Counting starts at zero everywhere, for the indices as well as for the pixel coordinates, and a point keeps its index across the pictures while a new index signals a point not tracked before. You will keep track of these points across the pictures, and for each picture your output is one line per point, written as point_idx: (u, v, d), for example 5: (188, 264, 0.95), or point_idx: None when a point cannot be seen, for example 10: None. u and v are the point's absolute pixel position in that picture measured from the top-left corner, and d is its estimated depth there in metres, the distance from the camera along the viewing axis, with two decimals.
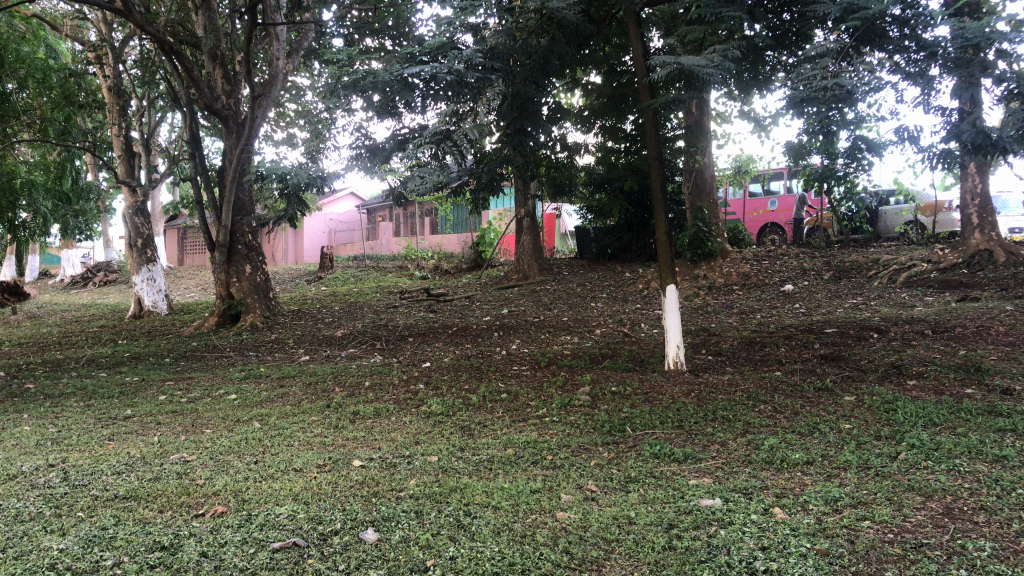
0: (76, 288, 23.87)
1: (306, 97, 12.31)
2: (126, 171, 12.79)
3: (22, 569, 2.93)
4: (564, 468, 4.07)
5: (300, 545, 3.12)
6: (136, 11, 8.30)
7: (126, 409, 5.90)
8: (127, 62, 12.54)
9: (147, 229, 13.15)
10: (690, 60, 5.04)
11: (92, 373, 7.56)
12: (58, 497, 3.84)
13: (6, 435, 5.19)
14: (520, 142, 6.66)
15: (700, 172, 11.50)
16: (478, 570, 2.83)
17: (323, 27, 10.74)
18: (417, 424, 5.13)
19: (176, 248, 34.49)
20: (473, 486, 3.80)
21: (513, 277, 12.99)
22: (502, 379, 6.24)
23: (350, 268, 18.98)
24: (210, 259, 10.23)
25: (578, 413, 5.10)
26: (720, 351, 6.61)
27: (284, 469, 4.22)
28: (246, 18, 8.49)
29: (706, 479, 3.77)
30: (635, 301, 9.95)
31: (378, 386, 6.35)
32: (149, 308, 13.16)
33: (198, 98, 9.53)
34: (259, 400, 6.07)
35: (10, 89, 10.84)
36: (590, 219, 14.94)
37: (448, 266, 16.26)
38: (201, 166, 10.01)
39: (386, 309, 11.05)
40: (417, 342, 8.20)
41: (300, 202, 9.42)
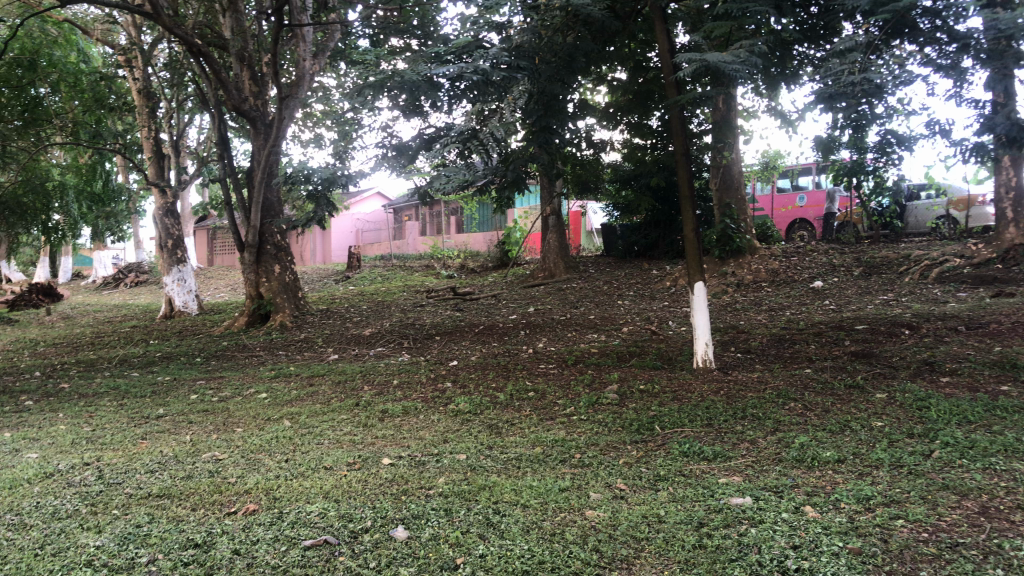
0: (109, 288, 24.21)
1: (333, 97, 12.36)
2: (155, 173, 12.92)
3: (60, 566, 2.98)
4: (593, 467, 4.05)
5: (331, 543, 3.14)
6: (164, 14, 8.38)
7: (159, 409, 5.97)
8: (156, 65, 12.68)
9: (177, 230, 13.28)
10: (715, 56, 5.00)
11: (125, 373, 7.66)
12: (93, 495, 3.89)
13: (41, 434, 5.27)
14: (546, 139, 6.54)
15: (728, 169, 11.40)
16: (508, 569, 2.84)
17: (349, 28, 10.76)
18: (445, 422, 5.16)
19: (205, 249, 34.76)
20: (502, 484, 3.81)
21: (539, 275, 12.98)
22: (529, 377, 6.25)
23: (377, 267, 19.05)
24: (239, 260, 10.33)
25: (606, 412, 5.08)
26: (749, 348, 6.57)
27: (315, 467, 4.25)
28: (272, 19, 8.55)
29: (736, 477, 3.76)
30: (662, 298, 9.88)
31: (406, 384, 6.38)
32: (179, 309, 13.28)
33: (226, 100, 9.61)
34: (289, 398, 6.12)
35: (43, 93, 11.20)
36: (616, 216, 14.87)
37: (474, 265, 16.28)
38: (230, 167, 10.09)
39: (413, 308, 11.10)
40: (444, 341, 8.22)
41: (328, 203, 9.49)
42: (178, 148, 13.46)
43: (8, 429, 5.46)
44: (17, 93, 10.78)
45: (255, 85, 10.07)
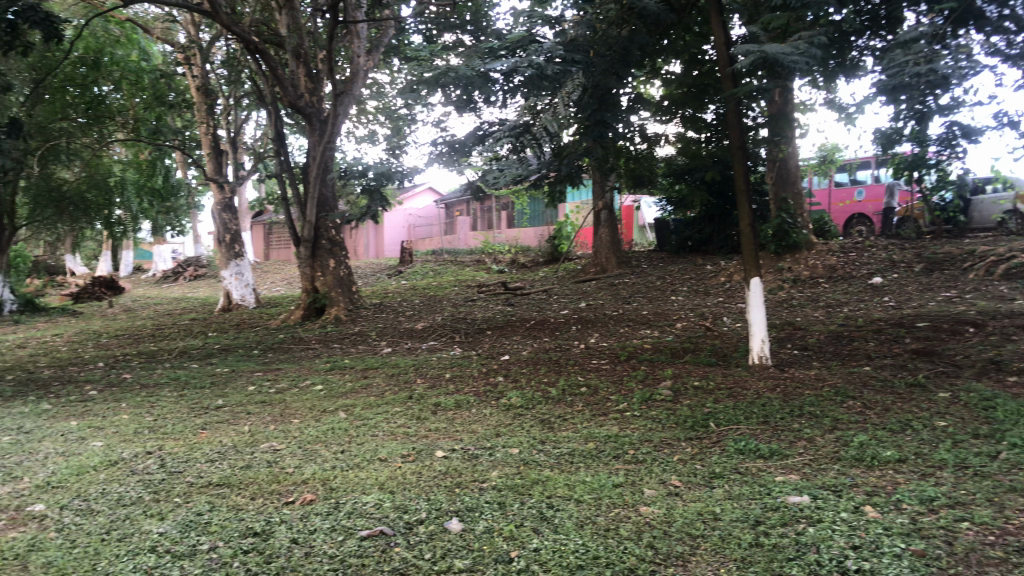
0: (168, 282, 24.76)
1: (387, 93, 12.46)
2: (214, 169, 12.85)
3: (125, 551, 3.06)
4: (647, 463, 4.03)
5: (387, 534, 3.17)
6: (223, 12, 8.54)
7: (218, 400, 6.09)
8: (215, 62, 12.82)
9: (235, 225, 13.45)
10: (775, 47, 4.94)
11: (184, 365, 7.82)
12: (156, 483, 3.99)
13: (105, 423, 5.42)
14: (600, 133, 6.52)
15: (784, 163, 11.24)
16: (563, 563, 2.83)
17: (403, 25, 10.84)
18: (497, 416, 5.18)
19: (262, 244, 35.32)
20: (555, 478, 3.81)
21: (591, 270, 12.92)
22: (581, 372, 6.23)
23: (429, 261, 19.20)
24: (295, 255, 10.46)
25: (659, 409, 5.05)
26: (806, 345, 6.46)
27: (371, 459, 4.30)
28: (328, 17, 8.66)
29: (793, 475, 3.70)
30: (717, 294, 9.77)
31: (458, 378, 6.43)
32: (237, 303, 13.53)
33: (282, 96, 9.75)
34: (345, 391, 6.20)
35: (106, 90, 12.02)
36: (670, 211, 14.75)
37: (525, 260, 16.27)
38: (286, 163, 10.24)
39: (464, 303, 11.15)
40: (496, 336, 8.24)
41: (382, 198, 9.60)
42: (236, 145, 13.67)
43: (76, 417, 5.63)
44: (82, 91, 11.72)
45: (311, 81, 10.13)
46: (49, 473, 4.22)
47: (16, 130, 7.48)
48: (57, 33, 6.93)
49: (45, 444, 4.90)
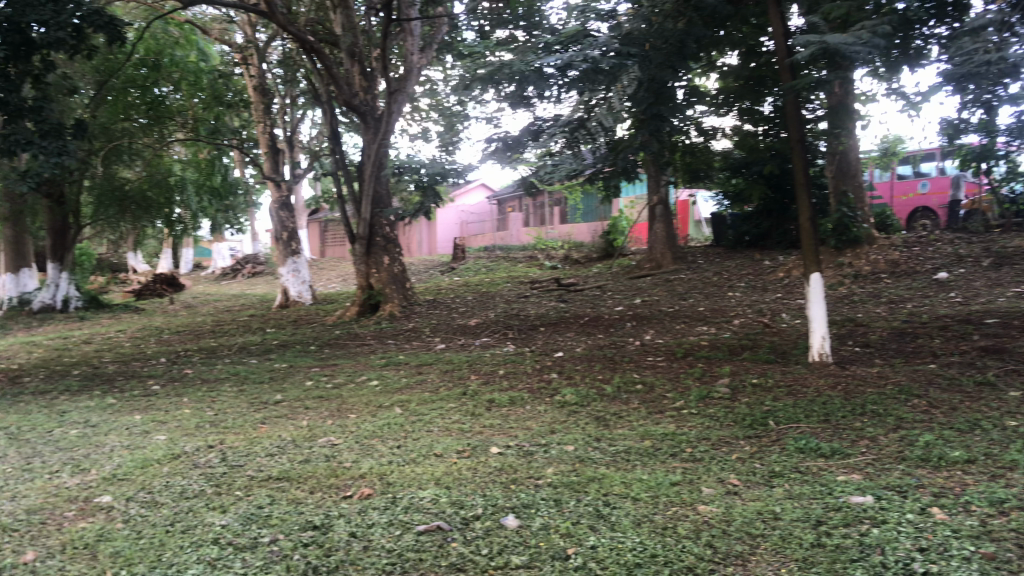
0: (227, 279, 25.23)
1: (440, 90, 12.50)
2: (271, 167, 12.99)
3: (189, 542, 3.12)
4: (704, 461, 3.98)
5: (444, 529, 3.18)
6: (279, 12, 8.65)
7: (277, 395, 6.19)
8: (271, 61, 13.00)
9: (292, 223, 13.52)
10: (836, 38, 4.83)
11: (244, 360, 7.96)
12: (218, 476, 4.06)
13: (169, 417, 5.55)
14: (657, 126, 6.64)
15: (845, 155, 11.01)
16: (620, 561, 2.81)
17: (456, 22, 10.86)
18: (551, 413, 5.16)
19: (317, 241, 35.79)
20: (612, 476, 3.78)
21: (645, 266, 12.80)
22: (637, 369, 6.18)
23: (482, 258, 19.26)
24: (350, 252, 10.56)
25: (717, 406, 4.98)
26: (868, 342, 6.31)
27: (426, 454, 4.32)
28: (381, 16, 8.72)
29: (856, 475, 3.62)
30: (775, 290, 9.62)
31: (511, 374, 6.42)
32: (294, 299, 13.74)
33: (337, 95, 9.85)
34: (400, 386, 6.25)
35: (166, 91, 12.21)
36: (725, 205, 14.55)
37: (578, 256, 16.22)
38: (341, 161, 10.37)
39: (517, 299, 11.17)
40: (550, 332, 8.22)
41: (435, 195, 9.66)
42: (292, 143, 13.84)
43: (140, 411, 5.77)
44: (142, 93, 11.92)
45: (366, 80, 10.17)
46: (115, 466, 4.32)
47: (83, 132, 7.70)
48: (121, 36, 7.11)
49: (110, 438, 5.02)
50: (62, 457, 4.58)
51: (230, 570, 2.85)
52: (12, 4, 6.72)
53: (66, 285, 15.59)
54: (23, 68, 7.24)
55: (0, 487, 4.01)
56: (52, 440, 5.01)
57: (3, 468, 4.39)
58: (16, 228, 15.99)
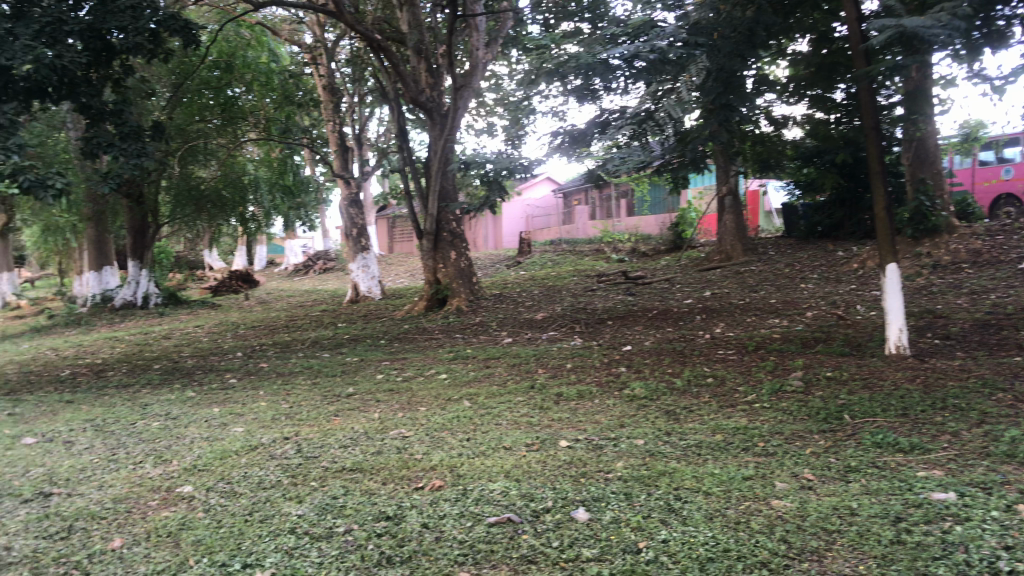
0: (299, 276, 25.74)
1: (505, 85, 12.54)
2: (340, 165, 13.21)
3: (266, 532, 3.20)
4: (778, 456, 3.91)
5: (515, 521, 3.20)
6: (347, 12, 8.78)
7: (349, 388, 6.31)
8: (339, 60, 13.20)
9: (361, 219, 13.74)
10: (913, 21, 4.68)
11: (317, 354, 8.12)
12: (294, 467, 4.16)
13: (246, 409, 5.70)
14: (726, 116, 6.59)
15: (922, 142, 10.68)
16: (692, 555, 2.79)
17: (521, 16, 10.85)
18: (621, 407, 5.14)
19: (386, 237, 36.32)
20: (683, 470, 3.75)
21: (715, 258, 12.63)
22: (707, 362, 6.11)
23: (547, 252, 19.26)
24: (418, 247, 10.68)
25: (791, 400, 4.89)
26: (949, 335, 6.12)
27: (495, 447, 4.35)
28: (447, 12, 8.78)
29: (937, 471, 3.51)
30: (849, 281, 9.40)
31: (579, 368, 6.42)
32: (364, 295, 13.94)
33: (404, 92, 9.96)
34: (468, 379, 6.31)
35: (239, 92, 12.58)
36: (797, 196, 14.27)
37: (646, 249, 16.08)
38: (409, 158, 10.49)
39: (584, 293, 11.13)
40: (617, 326, 8.18)
41: (501, 189, 9.72)
42: (360, 141, 14.03)
43: (218, 404, 5.94)
44: (216, 94, 12.34)
45: (432, 77, 10.25)
46: (195, 457, 4.46)
47: (160, 134, 7.95)
48: (195, 40, 7.33)
49: (191, 429, 5.18)
50: (145, 448, 4.75)
51: (307, 559, 2.92)
52: (94, 12, 7.00)
53: (147, 282, 16.11)
54: (104, 74, 7.52)
55: (88, 476, 4.18)
56: (136, 432, 5.20)
57: (91, 458, 4.57)
58: (99, 228, 16.61)
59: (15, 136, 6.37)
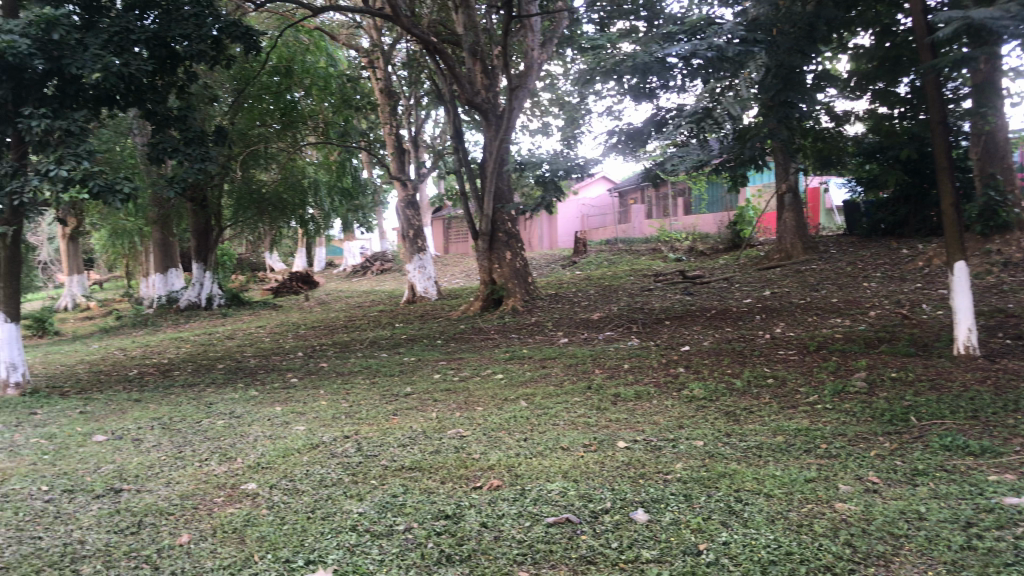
0: (357, 277, 26.07)
1: (561, 85, 12.53)
2: (397, 167, 13.33)
3: (329, 529, 3.25)
4: (841, 458, 3.84)
5: (573, 521, 3.20)
6: (403, 14, 8.85)
7: (407, 387, 6.37)
8: (396, 63, 13.32)
9: (417, 220, 13.86)
10: (980, 13, 4.55)
11: (375, 354, 8.23)
12: (354, 465, 4.22)
13: (307, 408, 5.80)
14: (786, 113, 6.86)
15: (992, 136, 10.34)
16: (754, 558, 2.75)
17: (576, 14, 10.82)
18: (679, 408, 5.10)
19: (442, 237, 36.57)
20: (743, 472, 3.70)
21: (775, 257, 12.43)
22: (767, 363, 6.02)
23: (603, 251, 19.18)
24: (474, 248, 10.73)
25: (854, 401, 4.79)
26: (1021, 334, 5.93)
27: (553, 447, 4.35)
28: (502, 13, 8.80)
29: (1009, 475, 3.41)
30: (914, 280, 9.17)
31: (637, 368, 6.38)
32: (420, 295, 14.04)
33: (460, 94, 10.02)
34: (524, 379, 6.32)
35: (299, 96, 12.78)
36: (859, 192, 13.98)
37: (703, 248, 15.92)
38: (465, 159, 10.55)
39: (641, 292, 11.05)
40: (675, 326, 8.11)
41: (557, 189, 9.72)
42: (417, 143, 14.15)
43: (280, 403, 6.05)
44: (276, 99, 12.56)
45: (487, 77, 10.28)
46: (259, 455, 4.55)
47: (223, 139, 8.11)
48: (256, 46, 7.47)
49: (254, 428, 5.29)
50: (210, 446, 4.86)
51: (368, 556, 2.96)
52: (160, 20, 7.19)
53: (210, 283, 16.49)
54: (169, 80, 7.72)
55: (156, 473, 4.29)
56: (201, 430, 5.32)
57: (158, 456, 4.70)
58: (164, 231, 17.04)
59: (85, 142, 6.58)
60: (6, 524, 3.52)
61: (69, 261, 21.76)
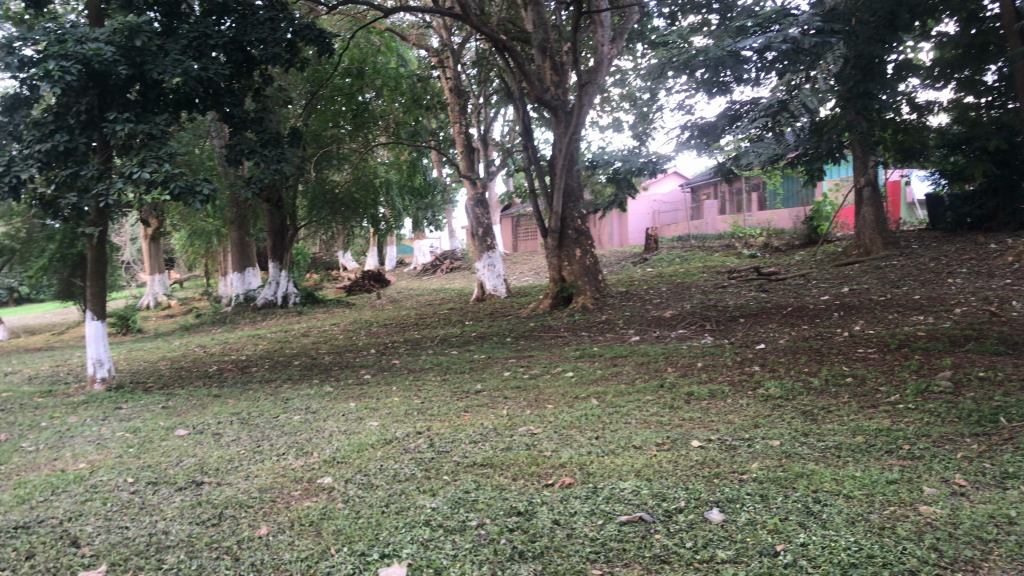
0: (427, 275, 26.34)
1: (631, 80, 12.42)
2: (467, 166, 13.40)
3: (403, 523, 3.29)
4: (925, 459, 3.71)
5: (646, 520, 3.17)
6: (472, 13, 8.88)
7: (477, 384, 6.41)
8: (465, 61, 13.37)
9: (487, 219, 13.90)
10: None
11: (446, 351, 8.29)
12: (427, 461, 4.26)
13: (380, 404, 5.89)
14: (863, 102, 7.19)
15: None
16: (833, 560, 2.68)
17: (647, 8, 10.70)
18: (755, 407, 5.00)
19: (511, 235, 36.66)
20: (821, 473, 3.61)
21: (853, 253, 12.09)
22: (846, 362, 5.85)
23: (675, 248, 18.96)
24: (544, 245, 10.72)
25: (939, 401, 4.63)
26: None
27: (625, 446, 4.31)
28: (571, 10, 8.76)
29: None
30: (1003, 276, 8.80)
31: (710, 367, 6.29)
32: (489, 293, 14.09)
33: (529, 92, 10.01)
34: (595, 377, 6.30)
35: (370, 98, 12.95)
36: (943, 185, 13.50)
37: (778, 244, 15.60)
38: (534, 156, 10.55)
39: (714, 290, 10.88)
40: (750, 323, 7.97)
41: (628, 186, 9.65)
42: (486, 142, 14.20)
43: (354, 399, 6.15)
44: (348, 101, 12.76)
45: (556, 74, 10.26)
46: (334, 450, 4.63)
47: (298, 140, 8.26)
48: (329, 48, 7.60)
49: (330, 423, 5.38)
50: (287, 441, 4.96)
51: (441, 551, 2.98)
52: (237, 24, 7.42)
53: (286, 282, 16.85)
54: (246, 84, 7.91)
55: (236, 467, 4.40)
56: (278, 425, 5.44)
57: (238, 450, 4.82)
58: (241, 231, 17.48)
59: (166, 145, 6.80)
60: (95, 514, 3.66)
61: (151, 261, 22.51)
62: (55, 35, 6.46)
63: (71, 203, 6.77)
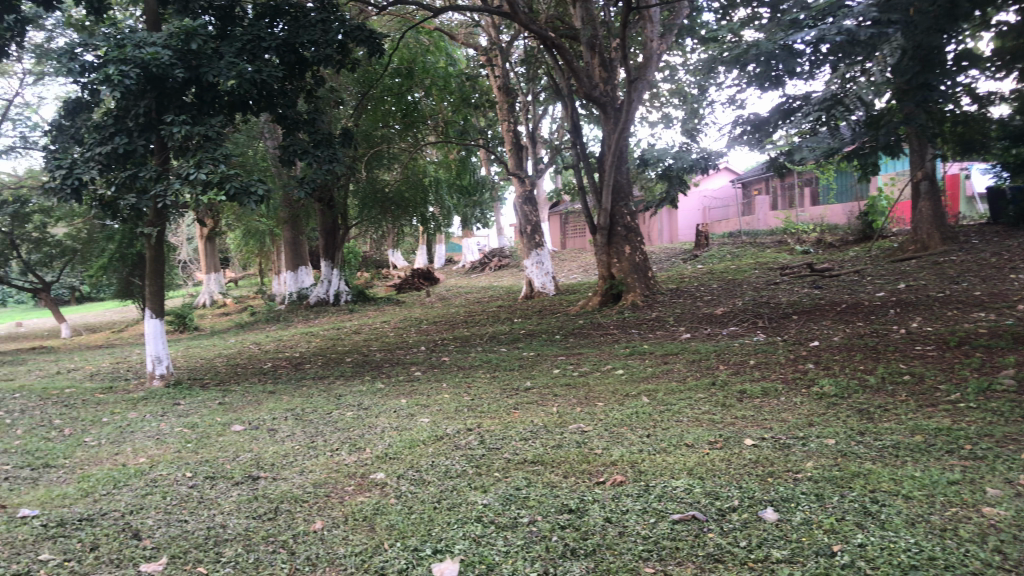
0: (476, 273, 26.44)
1: (681, 76, 12.32)
2: (516, 164, 13.40)
3: (454, 519, 3.31)
4: (988, 460, 3.62)
5: (699, 519, 3.14)
6: (521, 11, 8.87)
7: (527, 381, 6.43)
8: (512, 59, 13.37)
9: (535, 216, 13.87)
10: None
11: (495, 348, 8.32)
12: (478, 457, 4.28)
13: (431, 401, 5.94)
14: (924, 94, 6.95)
15: None
16: (892, 562, 2.62)
17: (696, 3, 10.60)
18: (809, 406, 4.93)
19: (558, 232, 36.61)
20: (879, 472, 3.54)
21: (910, 248, 11.83)
22: (903, 359, 5.74)
23: (725, 244, 18.76)
24: (593, 242, 10.68)
25: (1002, 400, 4.51)
26: None
27: (676, 444, 4.28)
28: (620, 6, 8.72)
29: None
30: None
31: (763, 364, 6.22)
32: (538, 290, 14.08)
33: (578, 89, 9.98)
34: (646, 375, 6.27)
35: (419, 96, 13.04)
36: (1004, 179, 13.13)
37: (832, 240, 15.33)
38: (583, 153, 10.52)
39: (767, 287, 10.72)
40: (803, 320, 7.84)
41: (678, 182, 9.56)
42: (534, 139, 14.18)
43: (405, 395, 6.21)
44: (398, 100, 12.89)
45: (605, 71, 10.21)
46: (386, 446, 4.67)
47: (350, 140, 8.35)
48: (379, 48, 7.65)
49: (381, 419, 5.44)
50: (341, 436, 5.03)
51: (493, 547, 2.99)
52: (289, 27, 7.52)
53: (337, 280, 17.06)
54: (299, 85, 8.02)
55: (290, 462, 4.47)
56: (332, 421, 5.52)
57: (292, 445, 4.90)
58: (293, 230, 17.72)
59: (222, 146, 6.92)
60: (154, 507, 3.75)
61: (206, 260, 22.96)
62: (115, 41, 6.62)
63: (130, 204, 6.94)
